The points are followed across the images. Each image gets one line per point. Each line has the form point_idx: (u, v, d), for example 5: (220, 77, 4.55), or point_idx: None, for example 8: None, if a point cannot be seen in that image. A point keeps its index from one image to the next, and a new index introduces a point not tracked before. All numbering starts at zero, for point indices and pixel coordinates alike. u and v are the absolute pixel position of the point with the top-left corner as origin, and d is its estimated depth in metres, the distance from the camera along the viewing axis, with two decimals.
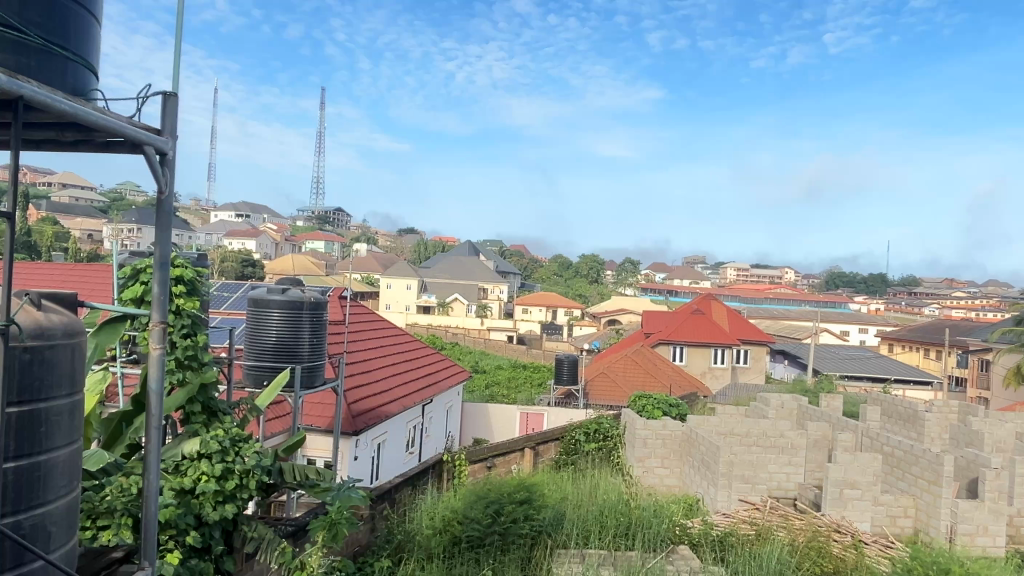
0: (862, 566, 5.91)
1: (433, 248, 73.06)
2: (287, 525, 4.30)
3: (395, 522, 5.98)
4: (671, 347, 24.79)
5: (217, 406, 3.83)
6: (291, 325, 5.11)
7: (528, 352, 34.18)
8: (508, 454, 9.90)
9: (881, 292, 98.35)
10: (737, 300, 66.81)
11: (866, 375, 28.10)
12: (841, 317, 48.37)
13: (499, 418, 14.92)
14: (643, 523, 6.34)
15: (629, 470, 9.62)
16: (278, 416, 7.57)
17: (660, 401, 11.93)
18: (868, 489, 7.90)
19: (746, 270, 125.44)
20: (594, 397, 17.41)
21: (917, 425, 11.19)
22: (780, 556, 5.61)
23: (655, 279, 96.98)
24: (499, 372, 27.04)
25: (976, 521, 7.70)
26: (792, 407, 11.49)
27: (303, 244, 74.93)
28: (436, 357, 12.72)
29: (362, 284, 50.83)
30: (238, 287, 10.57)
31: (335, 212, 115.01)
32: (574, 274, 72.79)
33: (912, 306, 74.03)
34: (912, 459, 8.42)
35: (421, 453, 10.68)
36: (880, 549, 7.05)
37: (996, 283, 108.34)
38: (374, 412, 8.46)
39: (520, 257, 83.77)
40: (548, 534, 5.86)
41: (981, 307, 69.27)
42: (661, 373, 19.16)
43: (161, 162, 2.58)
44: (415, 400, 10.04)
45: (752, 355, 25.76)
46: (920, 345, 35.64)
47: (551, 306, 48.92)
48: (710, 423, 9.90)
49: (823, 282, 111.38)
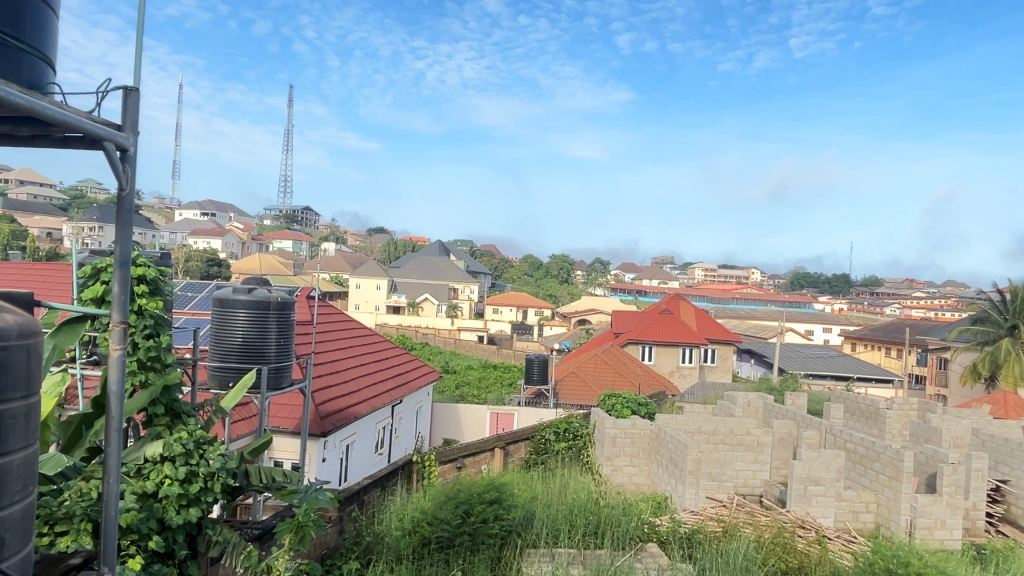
0: (826, 560, 6.02)
1: (403, 248, 72.67)
2: (253, 528, 4.23)
3: (363, 523, 5.94)
4: (640, 347, 25.00)
5: (181, 407, 3.74)
6: (257, 326, 5.03)
7: (498, 352, 34.21)
8: (478, 454, 9.88)
9: (845, 292, 100.47)
10: (705, 300, 67.64)
11: (829, 373, 28.67)
12: (805, 317, 49.26)
13: (469, 419, 14.90)
14: (612, 522, 6.38)
15: (599, 469, 9.68)
16: (243, 419, 7.44)
17: (629, 400, 12.02)
18: (831, 486, 8.05)
19: (714, 271, 127.11)
20: (564, 397, 17.48)
21: (878, 423, 11.46)
22: (746, 552, 5.69)
23: (624, 279, 97.74)
24: (469, 373, 26.99)
25: (933, 515, 7.91)
26: (757, 406, 11.67)
27: (270, 244, 73.93)
28: (406, 358, 12.64)
29: (330, 284, 50.31)
30: (203, 286, 10.38)
31: (303, 212, 113.76)
32: (545, 274, 72.96)
33: (875, 306, 75.79)
34: (874, 455, 8.61)
35: (390, 454, 10.60)
36: (843, 544, 7.19)
37: (955, 283, 111.45)
38: (342, 413, 8.36)
39: (491, 257, 83.69)
40: (518, 534, 5.86)
41: (939, 308, 71.17)
42: (630, 373, 19.31)
43: (121, 158, 2.52)
44: (385, 401, 9.96)
45: (720, 354, 26.12)
46: (882, 344, 36.47)
47: (521, 306, 49.00)
48: (678, 421, 10.01)
49: (788, 282, 113.49)
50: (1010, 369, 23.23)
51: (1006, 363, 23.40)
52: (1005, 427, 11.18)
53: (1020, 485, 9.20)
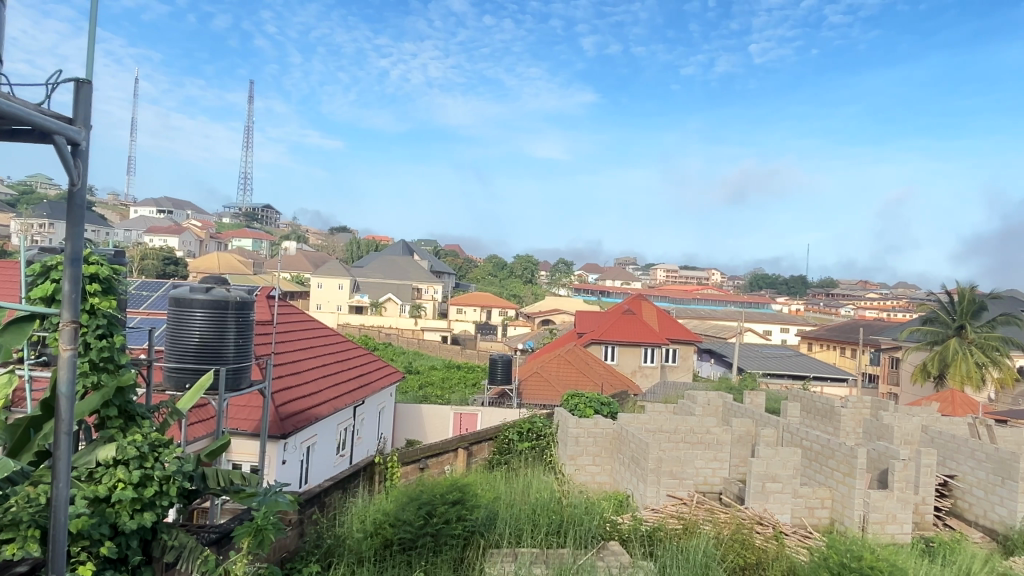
0: (782, 556, 6.14)
1: (366, 247, 72.04)
2: (210, 532, 4.14)
3: (324, 526, 5.87)
4: (603, 347, 25.18)
5: (135, 409, 3.63)
6: (216, 326, 4.94)
7: (462, 352, 34.14)
8: (441, 455, 9.84)
9: (801, 293, 102.81)
10: (667, 300, 68.50)
11: (786, 373, 29.31)
12: (764, 318, 50.26)
13: (432, 419, 14.84)
14: (575, 520, 6.42)
15: (562, 468, 9.73)
16: (200, 420, 7.29)
17: (592, 399, 12.11)
18: (787, 482, 8.22)
19: (676, 272, 128.86)
20: (528, 396, 17.52)
21: (833, 420, 11.76)
22: (706, 548, 5.79)
23: (587, 279, 98.54)
24: (433, 373, 26.88)
25: (884, 510, 8.15)
26: (717, 404, 11.85)
27: (229, 242, 72.54)
28: (368, 358, 12.51)
29: (291, 284, 49.62)
30: (159, 285, 10.13)
31: (264, 210, 112.01)
32: (509, 274, 73.02)
33: (830, 307, 77.76)
34: (829, 452, 8.83)
35: (352, 455, 10.48)
36: (799, 539, 7.35)
37: (907, 285, 114.87)
38: (303, 414, 8.24)
39: (455, 257, 83.49)
40: (480, 534, 5.86)
41: (891, 308, 73.31)
42: (593, 373, 19.45)
43: (73, 152, 2.45)
44: (346, 402, 9.83)
45: (681, 354, 26.50)
46: (837, 344, 37.41)
47: (485, 306, 48.98)
48: (640, 420, 10.13)
49: (747, 283, 115.78)
50: (958, 368, 24.05)
51: (953, 363, 24.22)
52: (952, 424, 11.56)
53: (965, 480, 9.53)
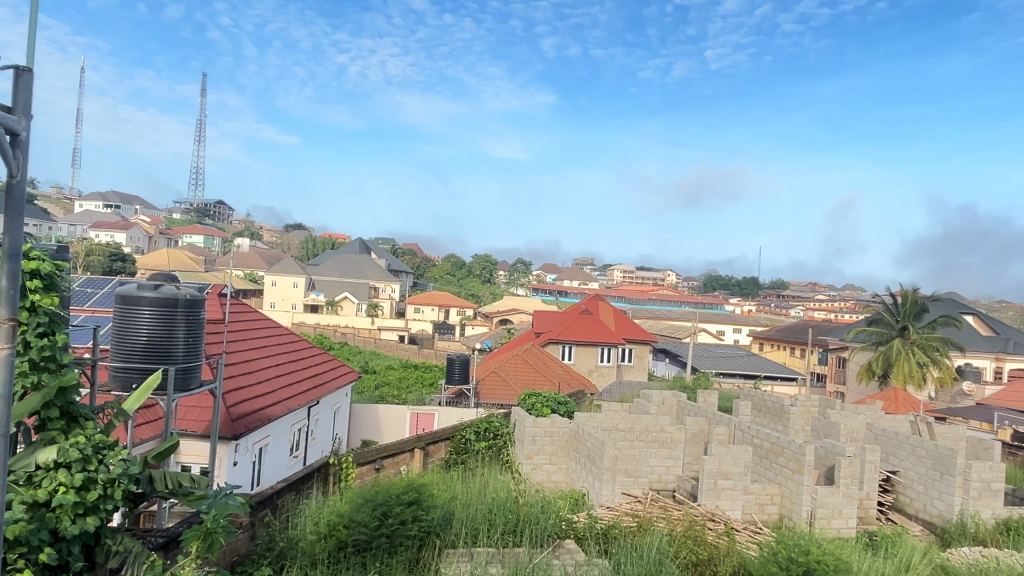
0: (733, 552, 6.24)
1: (322, 245, 71.01)
2: (157, 537, 4.02)
3: (277, 529, 5.79)
4: (560, 346, 25.32)
5: (78, 411, 3.50)
6: (164, 324, 4.80)
7: (419, 352, 33.94)
8: (398, 455, 9.76)
9: (753, 294, 105.07)
10: (624, 301, 69.27)
11: (738, 372, 29.93)
12: (718, 318, 51.23)
13: (388, 419, 14.71)
14: (531, 519, 6.45)
15: (519, 468, 9.76)
16: (147, 421, 7.09)
17: (549, 399, 12.17)
18: (739, 479, 8.40)
19: (632, 272, 130.36)
20: (485, 396, 17.48)
21: (783, 418, 12.07)
22: (660, 546, 5.86)
23: (545, 279, 98.96)
24: (389, 373, 26.64)
25: (831, 505, 8.38)
26: (672, 403, 12.03)
27: (179, 238, 70.64)
28: (323, 357, 12.31)
29: (244, 282, 48.61)
30: (104, 282, 9.78)
31: (217, 206, 109.49)
32: (467, 273, 72.85)
33: (781, 308, 79.79)
34: (778, 450, 9.06)
35: (306, 456, 10.32)
36: (750, 535, 7.52)
37: (855, 287, 118.47)
38: (255, 415, 8.07)
39: (413, 256, 82.92)
40: (436, 534, 5.82)
41: (839, 310, 75.56)
42: (550, 373, 19.53)
43: (11, 143, 2.34)
44: (300, 402, 9.67)
45: (637, 353, 26.83)
46: (787, 344, 38.38)
47: (443, 306, 48.79)
48: (596, 420, 10.23)
49: (701, 284, 118.09)
50: (900, 367, 24.94)
51: (897, 362, 25.10)
52: (895, 422, 11.95)
53: (907, 475, 9.88)
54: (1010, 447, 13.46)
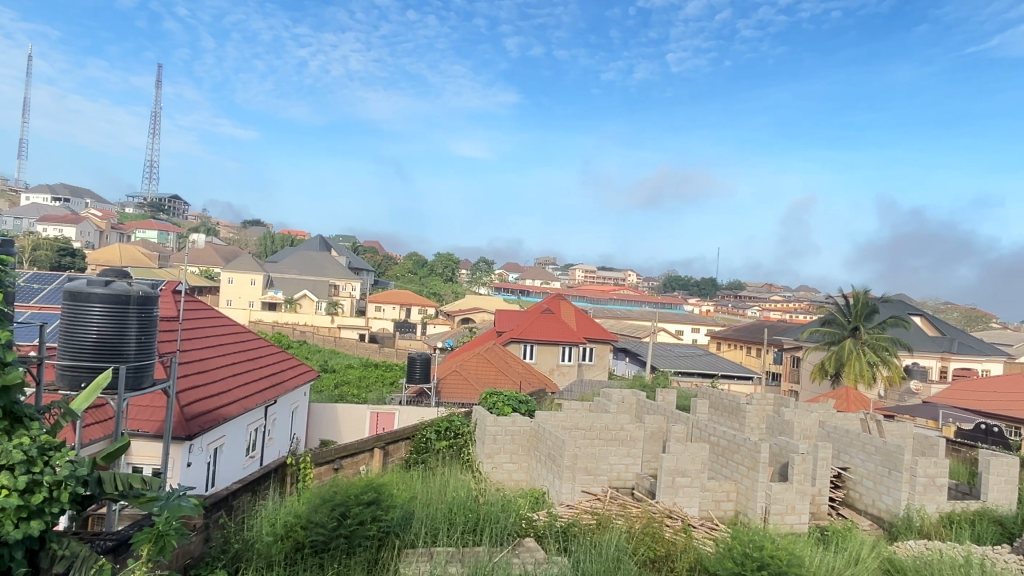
0: (690, 547, 6.33)
1: (281, 242, 69.85)
2: (106, 540, 3.90)
3: (231, 530, 5.68)
4: (521, 346, 25.38)
5: (22, 411, 3.38)
6: (116, 322, 4.66)
7: (379, 351, 33.64)
8: (357, 455, 9.65)
9: (711, 295, 106.85)
10: (585, 300, 69.79)
11: (696, 371, 30.39)
12: (677, 318, 51.97)
13: (347, 418, 14.54)
14: (491, 518, 6.46)
15: (479, 467, 9.75)
16: (97, 421, 6.89)
17: (510, 398, 12.18)
18: (696, 477, 8.53)
19: (594, 272, 131.28)
20: (446, 394, 17.41)
21: (739, 416, 12.31)
22: (618, 542, 5.93)
23: (507, 279, 99.03)
24: (349, 371, 26.34)
25: (785, 501, 8.60)
26: (632, 402, 12.17)
27: (132, 233, 68.69)
28: (281, 356, 12.11)
29: (199, 278, 47.54)
30: (51, 276, 9.45)
31: (171, 200, 106.82)
32: (429, 272, 72.47)
33: (738, 308, 81.36)
34: (734, 447, 9.23)
35: (263, 457, 10.14)
36: (706, 532, 7.64)
37: (809, 288, 121.34)
38: (210, 415, 7.89)
39: (374, 253, 82.13)
40: (395, 534, 5.75)
41: (793, 311, 77.36)
42: (511, 371, 19.60)
43: None
44: (257, 401, 9.48)
45: (597, 353, 27.04)
46: (743, 344, 39.13)
47: (404, 304, 48.46)
48: (557, 418, 10.30)
49: (661, 284, 119.70)
50: (852, 366, 25.65)
51: (848, 362, 25.83)
52: (846, 419, 12.29)
53: (857, 471, 10.16)
54: (953, 444, 13.97)
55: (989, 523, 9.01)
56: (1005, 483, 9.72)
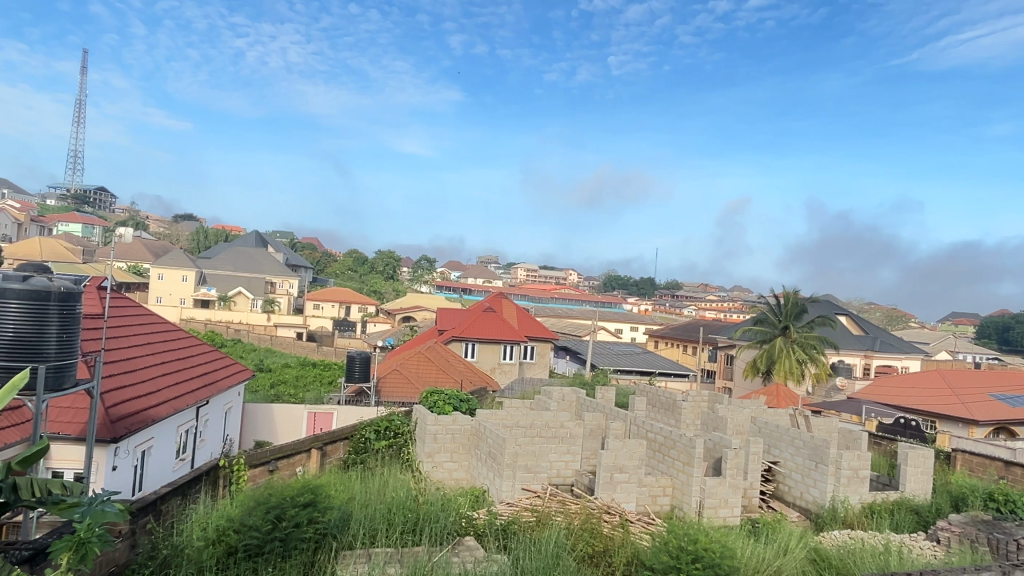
0: (627, 543, 6.42)
1: (215, 237, 67.64)
2: (21, 549, 3.70)
3: (160, 536, 5.51)
4: (463, 344, 25.32)
5: None
6: (32, 318, 4.40)
7: (317, 350, 32.97)
8: (293, 456, 9.43)
9: (649, 294, 109.02)
10: (527, 300, 70.13)
11: (635, 369, 30.92)
12: (616, 317, 52.79)
13: (284, 418, 14.23)
14: (430, 517, 6.43)
15: (419, 466, 9.69)
16: (13, 425, 6.54)
17: (450, 397, 12.11)
18: (633, 473, 8.68)
19: (536, 271, 131.87)
20: (386, 394, 17.17)
21: (675, 413, 12.62)
22: (557, 539, 5.99)
23: (449, 277, 98.39)
24: (286, 371, 25.73)
25: (718, 496, 8.85)
26: (572, 399, 12.30)
27: (53, 226, 65.28)
28: (214, 354, 11.71)
29: (127, 275, 45.61)
30: None
31: (97, 191, 102.14)
32: (369, 269, 71.45)
33: (675, 308, 83.23)
34: (671, 443, 9.44)
35: (194, 459, 9.80)
36: (643, 526, 7.79)
37: (742, 287, 125.15)
38: (137, 416, 7.59)
39: (312, 250, 80.40)
40: (333, 536, 5.65)
41: (727, 311, 79.58)
42: (452, 369, 19.56)
43: None
44: (187, 402, 9.14)
45: (539, 351, 27.20)
46: (680, 342, 40.04)
47: (343, 302, 47.64)
48: (497, 416, 10.32)
49: (601, 283, 121.59)
50: (782, 364, 26.60)
51: (778, 360, 26.77)
52: (776, 414, 12.72)
53: (786, 465, 10.53)
54: (875, 438, 14.63)
55: (907, 513, 9.50)
56: (921, 473, 10.24)
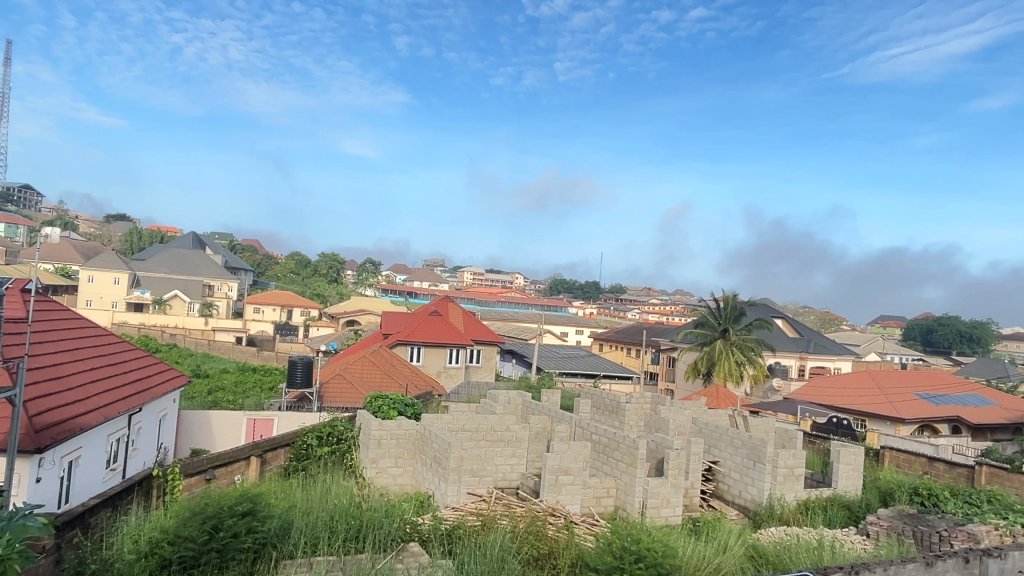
0: (572, 544, 6.46)
1: (149, 238, 65.20)
2: None
3: (88, 551, 5.30)
4: (408, 348, 25.10)
5: None
6: None
7: (258, 354, 32.20)
8: (231, 464, 9.12)
9: (595, 298, 110.45)
10: (473, 303, 70.05)
11: (580, 372, 31.21)
12: (562, 320, 53.24)
13: (223, 426, 13.79)
14: (374, 524, 6.34)
15: (363, 472, 9.56)
16: None
17: (396, 402, 11.99)
18: (578, 474, 8.76)
19: (482, 275, 131.56)
20: (329, 400, 16.86)
21: (619, 415, 12.78)
22: (503, 543, 5.99)
23: (395, 281, 97.35)
24: (224, 377, 24.95)
25: (660, 496, 9.02)
26: (518, 402, 12.31)
27: None
28: (147, 359, 11.27)
29: (54, 277, 43.52)
30: None
31: (22, 189, 97.39)
32: (312, 272, 70.10)
33: (620, 311, 84.48)
34: (615, 445, 9.56)
35: (126, 468, 9.43)
36: (587, 527, 7.87)
37: (682, 292, 128.16)
38: (64, 425, 7.27)
39: (253, 252, 78.31)
40: (272, 546, 5.50)
41: (670, 314, 81.26)
42: (397, 373, 19.39)
43: None
44: (119, 409, 8.77)
45: (485, 354, 27.15)
46: (623, 345, 40.64)
47: (285, 306, 46.55)
48: (443, 420, 10.28)
49: (547, 288, 122.48)
50: (721, 366, 27.33)
51: (718, 361, 27.50)
52: (716, 415, 13.03)
53: (725, 465, 10.80)
54: (809, 437, 15.15)
55: (839, 508, 9.88)
56: (853, 470, 10.64)
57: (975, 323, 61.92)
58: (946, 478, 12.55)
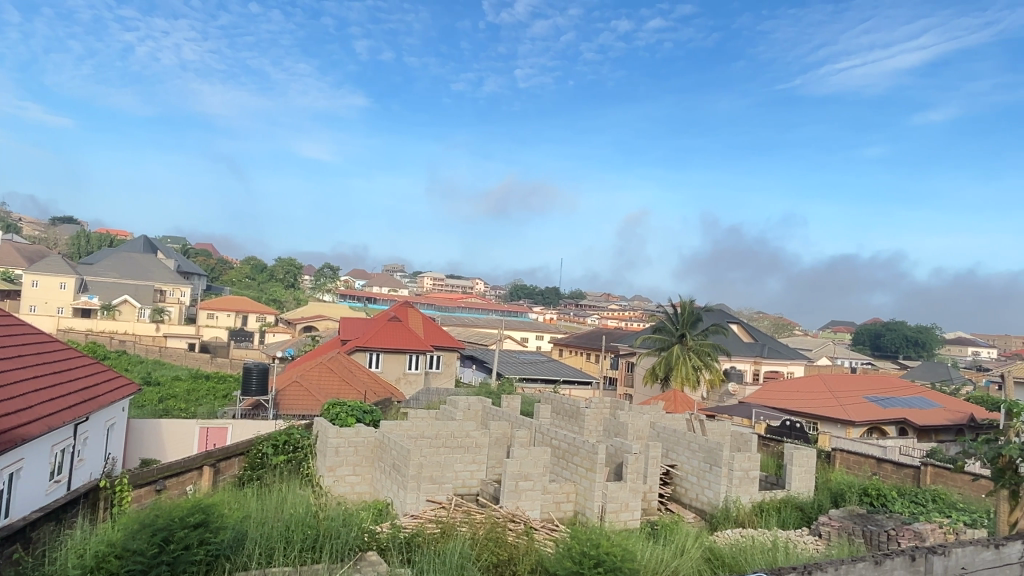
0: (531, 550, 6.44)
1: (98, 241, 63.07)
2: None
3: (29, 566, 5.08)
4: (367, 354, 24.86)
5: None
6: None
7: (211, 360, 31.41)
8: (183, 473, 8.87)
9: (555, 303, 111.01)
10: (433, 309, 69.74)
11: (541, 377, 31.29)
12: (523, 325, 53.30)
13: (174, 436, 13.43)
14: (331, 533, 6.23)
15: (319, 481, 9.42)
16: None
17: (354, 408, 11.83)
18: (538, 480, 8.77)
19: (442, 281, 130.91)
20: (285, 407, 16.54)
21: (579, 419, 12.85)
22: (462, 550, 5.94)
23: (354, 286, 96.21)
24: (176, 384, 24.25)
25: (619, 500, 9.07)
26: (478, 408, 12.28)
27: None
28: (94, 366, 10.89)
29: None
30: None
31: None
32: (268, 277, 68.78)
33: (579, 316, 85.17)
34: (574, 450, 9.61)
35: (71, 480, 9.09)
36: (547, 533, 7.89)
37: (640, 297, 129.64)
38: (5, 436, 6.97)
39: (207, 256, 76.41)
40: (224, 558, 5.35)
41: (629, 319, 82.16)
42: (355, 380, 19.14)
43: None
44: (64, 419, 8.46)
45: (444, 360, 27.01)
46: (583, 349, 40.90)
47: (240, 312, 45.52)
48: (402, 427, 10.21)
49: (507, 294, 122.52)
50: (678, 370, 27.73)
51: (675, 366, 27.91)
52: (674, 419, 13.20)
53: (683, 468, 10.94)
54: (764, 439, 15.46)
55: (792, 509, 10.10)
56: (805, 472, 10.89)
57: (920, 329, 64.14)
58: (893, 478, 12.95)
